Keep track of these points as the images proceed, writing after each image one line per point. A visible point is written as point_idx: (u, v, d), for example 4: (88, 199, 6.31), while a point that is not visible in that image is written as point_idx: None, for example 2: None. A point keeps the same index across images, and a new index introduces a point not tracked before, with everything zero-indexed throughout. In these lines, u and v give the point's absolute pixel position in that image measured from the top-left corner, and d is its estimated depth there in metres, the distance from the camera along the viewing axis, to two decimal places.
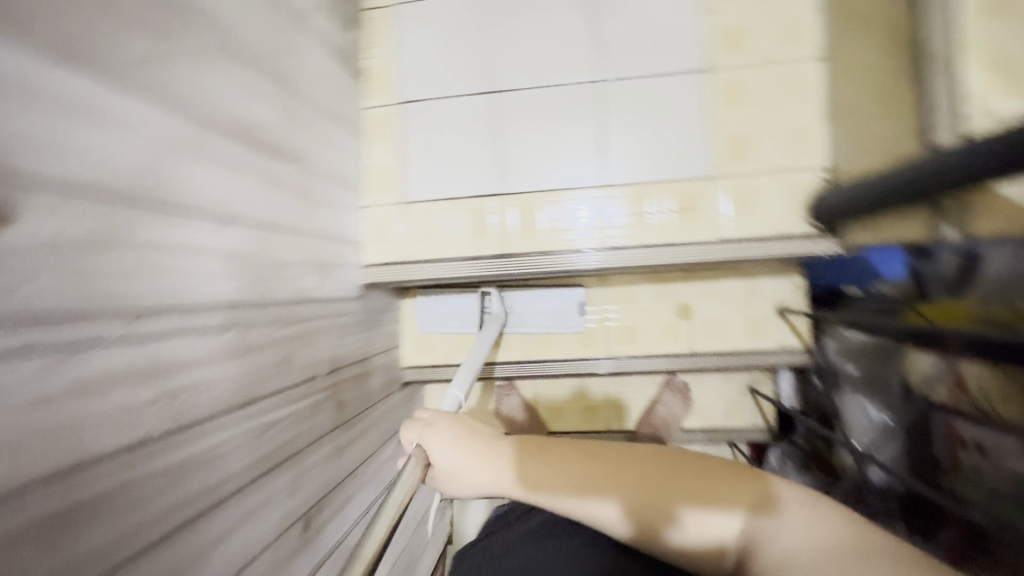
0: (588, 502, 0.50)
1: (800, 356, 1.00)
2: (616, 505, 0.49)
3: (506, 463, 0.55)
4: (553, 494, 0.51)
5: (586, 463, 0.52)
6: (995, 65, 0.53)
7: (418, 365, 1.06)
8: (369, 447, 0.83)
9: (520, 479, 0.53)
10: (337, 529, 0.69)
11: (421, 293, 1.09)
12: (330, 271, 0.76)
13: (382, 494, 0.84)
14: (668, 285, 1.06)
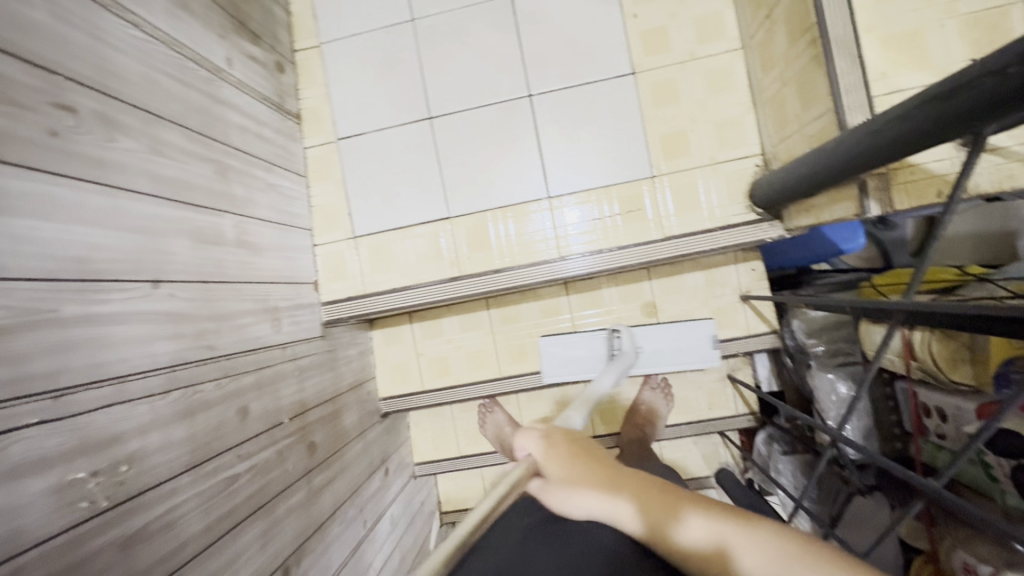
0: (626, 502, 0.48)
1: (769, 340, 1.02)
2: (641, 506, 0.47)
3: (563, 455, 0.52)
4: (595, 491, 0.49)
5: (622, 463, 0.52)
6: (890, 42, 0.57)
7: (398, 393, 1.13)
8: (341, 489, 0.89)
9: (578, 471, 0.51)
10: (318, 574, 0.77)
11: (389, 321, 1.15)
12: (283, 317, 0.79)
13: (360, 529, 0.92)
14: (632, 285, 1.08)
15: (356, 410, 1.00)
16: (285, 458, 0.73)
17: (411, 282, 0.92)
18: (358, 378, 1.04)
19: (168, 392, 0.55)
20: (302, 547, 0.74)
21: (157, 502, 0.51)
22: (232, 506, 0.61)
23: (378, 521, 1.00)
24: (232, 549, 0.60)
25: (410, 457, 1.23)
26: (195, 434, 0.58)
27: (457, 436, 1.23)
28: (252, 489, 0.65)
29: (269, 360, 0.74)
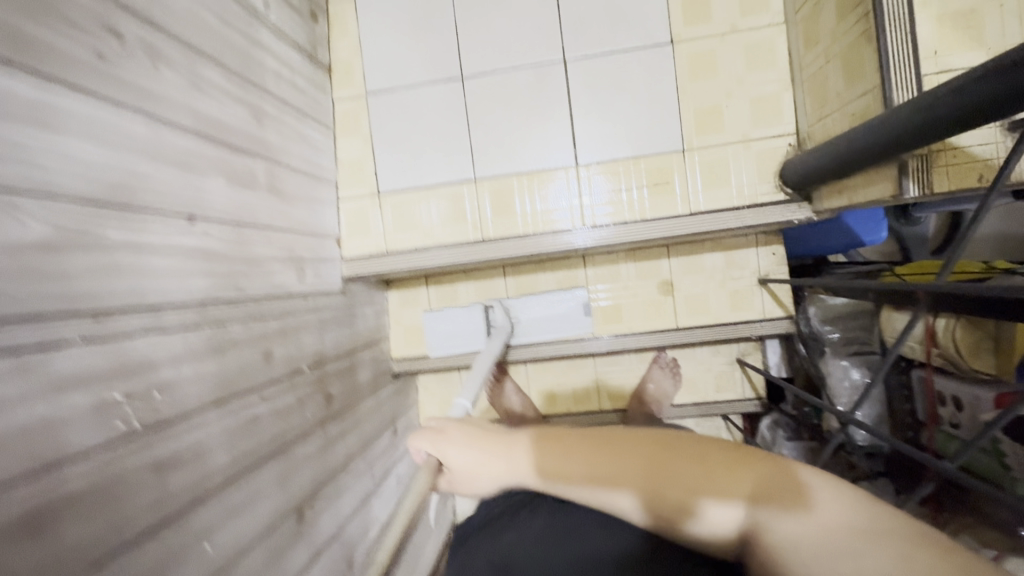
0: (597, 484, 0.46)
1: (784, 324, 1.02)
2: (606, 485, 0.45)
3: (494, 448, 0.52)
4: (559, 477, 0.48)
5: (615, 453, 0.46)
6: (948, 19, 0.55)
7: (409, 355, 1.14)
8: (353, 442, 0.90)
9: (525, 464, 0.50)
10: (329, 520, 0.79)
11: (405, 283, 1.15)
12: (307, 268, 0.80)
13: (369, 483, 0.94)
14: (651, 262, 1.08)
15: (369, 367, 1.01)
16: (302, 406, 0.74)
17: (432, 243, 0.92)
18: (373, 337, 1.05)
19: (198, 327, 0.55)
20: (314, 494, 0.75)
21: (184, 433, 0.52)
22: (252, 448, 0.62)
23: (385, 478, 1.02)
24: (252, 488, 0.61)
25: (417, 421, 1.24)
26: (222, 372, 0.58)
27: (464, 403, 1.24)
28: (271, 431, 0.66)
29: (292, 310, 0.74)
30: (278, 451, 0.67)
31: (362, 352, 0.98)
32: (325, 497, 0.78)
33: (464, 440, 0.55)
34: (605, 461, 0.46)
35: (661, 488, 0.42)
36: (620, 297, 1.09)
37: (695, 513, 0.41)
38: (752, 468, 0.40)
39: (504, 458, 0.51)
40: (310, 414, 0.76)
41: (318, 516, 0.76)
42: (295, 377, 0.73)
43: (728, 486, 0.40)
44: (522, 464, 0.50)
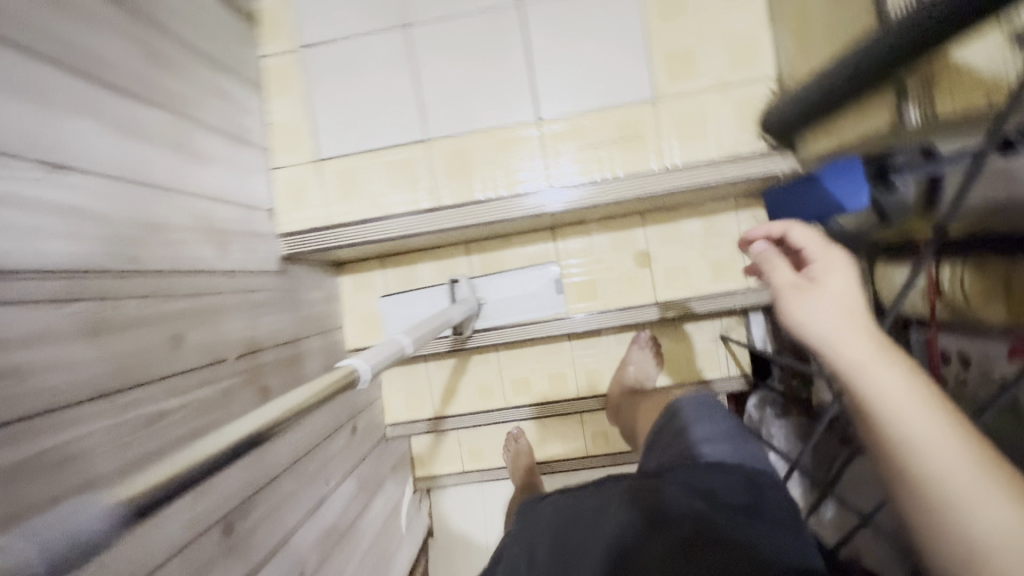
0: (875, 352, 0.38)
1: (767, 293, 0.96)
2: (863, 367, 0.38)
3: (838, 295, 0.42)
4: (808, 314, 0.42)
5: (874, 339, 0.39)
6: None
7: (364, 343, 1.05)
8: (301, 443, 0.80)
9: (837, 295, 0.42)
10: (270, 533, 0.69)
11: (358, 267, 1.07)
12: (231, 245, 0.70)
13: (321, 488, 0.83)
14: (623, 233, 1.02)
15: (321, 357, 0.91)
16: (233, 400, 0.63)
17: (385, 213, 0.83)
18: (324, 324, 0.95)
19: (73, 299, 0.45)
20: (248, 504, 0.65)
21: (48, 428, 0.41)
22: (157, 449, 0.51)
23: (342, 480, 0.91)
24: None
25: (381, 418, 1.14)
26: (113, 352, 0.48)
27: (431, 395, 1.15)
28: (185, 430, 0.55)
29: (218, 289, 0.65)
30: (195, 451, 0.56)
31: (311, 340, 0.88)
32: (259, 507, 0.67)
33: (810, 242, 0.47)
34: (895, 357, 0.38)
35: (937, 445, 0.34)
36: (595, 272, 1.02)
37: (897, 414, 0.35)
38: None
39: (822, 303, 0.42)
40: (243, 409, 0.65)
41: (250, 530, 0.65)
42: (222, 364, 0.63)
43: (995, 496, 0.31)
44: (824, 313, 0.41)
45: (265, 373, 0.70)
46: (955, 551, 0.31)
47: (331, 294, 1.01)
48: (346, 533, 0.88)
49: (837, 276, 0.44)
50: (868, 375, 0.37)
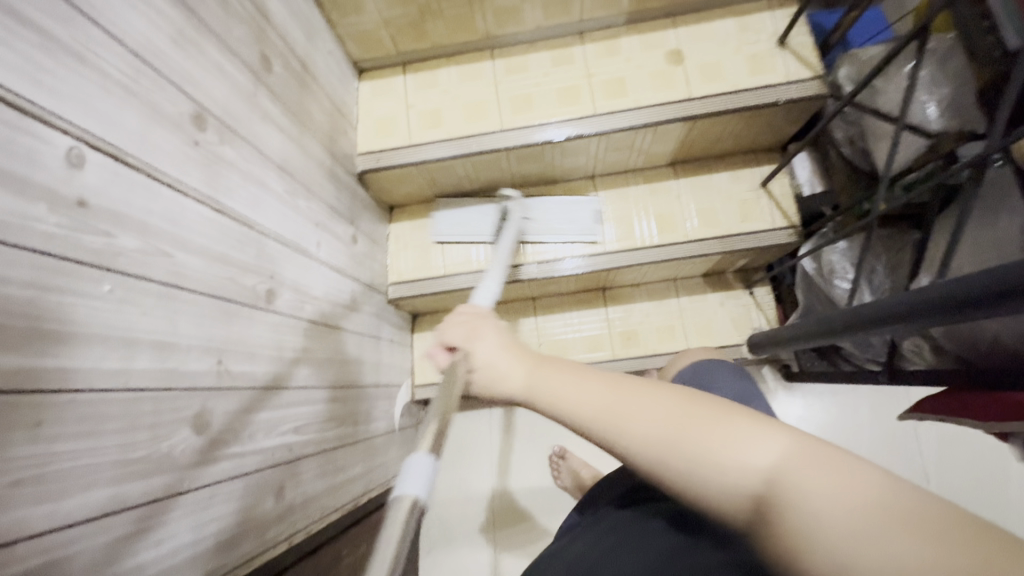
0: (614, 422, 0.36)
1: (831, 248, 1.04)
2: (619, 425, 0.36)
3: (578, 377, 0.41)
4: (575, 404, 0.39)
5: (670, 397, 0.35)
6: None
7: (405, 175, 1.09)
8: (312, 220, 0.84)
9: (597, 397, 0.38)
10: (289, 274, 0.75)
11: (501, 214, 1.23)
12: (282, 86, 0.77)
13: (328, 281, 0.88)
14: (701, 177, 1.19)
15: (337, 177, 0.96)
16: (264, 160, 0.71)
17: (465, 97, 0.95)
18: (345, 152, 1.00)
19: None
20: (263, 234, 0.69)
21: (102, 28, 0.46)
22: (210, 158, 0.59)
23: (353, 312, 0.99)
24: (207, 196, 0.58)
25: (386, 273, 1.19)
26: (170, 29, 0.54)
27: (441, 256, 1.22)
28: (230, 157, 0.63)
29: (253, 44, 0.70)
30: (235, 179, 0.64)
31: (331, 153, 0.94)
32: (295, 277, 0.77)
33: (524, 376, 0.44)
34: (636, 394, 0.36)
35: (674, 434, 0.33)
36: (705, 203, 1.17)
37: (709, 445, 0.31)
38: (748, 416, 0.32)
39: (578, 381, 0.40)
40: (268, 169, 0.71)
41: (289, 293, 0.75)
42: (250, 111, 0.68)
43: (742, 434, 0.30)
44: (595, 391, 0.38)
45: (283, 145, 0.76)
46: (812, 542, 0.25)
47: (390, 133, 1.06)
48: (356, 360, 0.98)
49: (589, 382, 0.39)
50: (621, 428, 0.35)
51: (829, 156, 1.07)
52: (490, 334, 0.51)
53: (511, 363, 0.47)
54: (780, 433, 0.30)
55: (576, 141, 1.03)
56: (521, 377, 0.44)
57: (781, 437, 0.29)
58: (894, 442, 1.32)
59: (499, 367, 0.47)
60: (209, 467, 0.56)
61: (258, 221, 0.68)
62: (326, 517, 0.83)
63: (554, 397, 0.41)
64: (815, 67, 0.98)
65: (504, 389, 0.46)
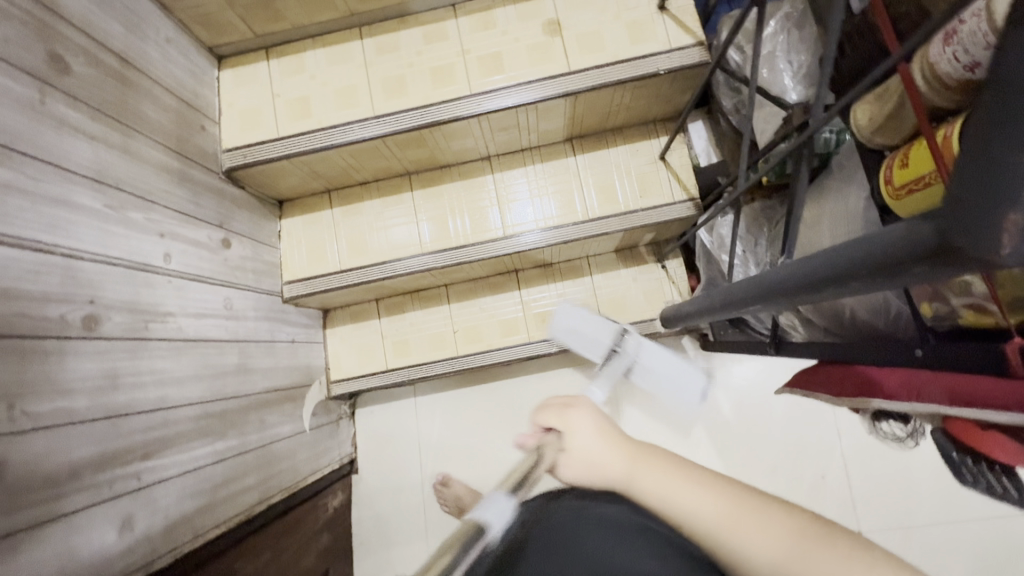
0: (727, 535, 0.44)
1: (719, 220, 1.03)
2: (737, 532, 0.43)
3: (683, 480, 0.48)
4: (691, 509, 0.46)
5: (822, 530, 0.42)
6: None
7: (280, 170, 1.03)
8: (155, 233, 0.78)
9: (711, 506, 0.45)
10: (123, 295, 0.71)
11: (397, 203, 1.18)
12: (91, 89, 0.70)
13: (186, 295, 0.84)
14: (600, 152, 1.15)
15: (194, 180, 0.90)
16: (68, 175, 0.65)
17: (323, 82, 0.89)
18: (204, 150, 0.93)
19: None
20: (74, 257, 0.64)
21: None
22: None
23: (230, 321, 0.95)
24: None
25: (279, 273, 1.14)
26: None
27: (337, 250, 1.17)
28: (5, 178, 0.57)
29: (37, 46, 0.63)
30: (19, 201, 0.58)
31: (181, 153, 0.87)
32: (130, 297, 0.72)
33: (624, 461, 0.52)
34: (746, 519, 0.44)
35: (795, 553, 0.41)
36: (605, 178, 1.14)
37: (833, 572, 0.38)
38: (875, 559, 0.39)
39: (750, 509, 0.44)
40: (75, 185, 0.65)
41: (122, 315, 0.70)
42: (38, 122, 0.62)
43: (868, 570, 0.38)
44: (768, 533, 0.42)
45: (100, 155, 0.70)
46: None
47: (255, 125, 0.99)
48: (237, 369, 0.95)
49: (773, 513, 0.44)
50: (736, 543, 0.43)
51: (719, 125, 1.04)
52: (584, 417, 0.58)
53: (608, 448, 0.54)
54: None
55: (455, 124, 0.98)
56: (621, 461, 0.52)
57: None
58: (808, 402, 1.36)
59: (602, 456, 0.53)
60: (6, 517, 0.53)
61: (62, 243, 0.63)
62: (204, 535, 0.82)
63: (661, 492, 0.48)
64: (695, 33, 0.94)
65: (602, 470, 0.53)
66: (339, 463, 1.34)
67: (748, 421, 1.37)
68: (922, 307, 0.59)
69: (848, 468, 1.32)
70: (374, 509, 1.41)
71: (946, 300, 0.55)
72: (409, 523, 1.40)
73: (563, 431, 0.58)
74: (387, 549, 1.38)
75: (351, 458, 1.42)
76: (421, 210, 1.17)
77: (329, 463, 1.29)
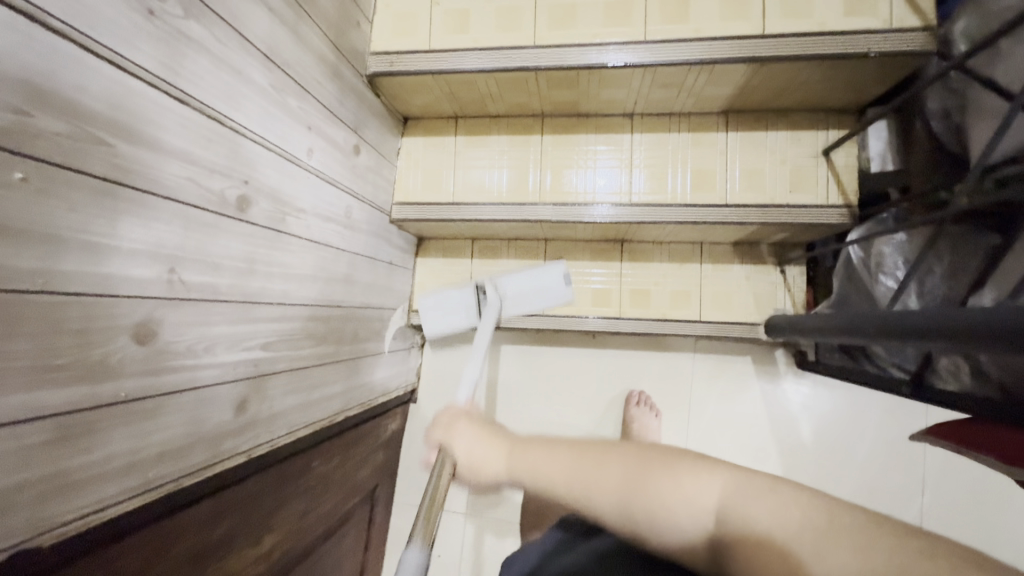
0: (582, 495, 0.46)
1: (878, 240, 0.92)
2: (585, 490, 0.46)
3: (542, 455, 0.51)
4: (546, 476, 0.49)
5: (628, 457, 0.46)
6: None
7: (420, 84, 0.98)
8: (305, 126, 0.76)
9: (562, 464, 0.49)
10: (273, 183, 0.69)
11: (523, 144, 1.11)
12: None
13: (321, 194, 0.82)
14: (755, 134, 1.04)
15: (343, 79, 0.86)
16: (248, 48, 0.62)
17: None
18: (355, 49, 0.89)
19: None
20: (242, 135, 0.62)
21: None
22: (170, 33, 0.50)
23: (347, 230, 0.93)
24: (163, 80, 0.50)
25: (392, 191, 1.11)
26: None
27: (453, 181, 1.12)
28: (197, 35, 0.54)
29: None
30: (205, 62, 0.55)
31: (336, 46, 0.83)
32: (277, 187, 0.70)
33: (501, 455, 0.55)
34: (589, 465, 0.47)
35: (635, 483, 0.44)
36: (756, 163, 1.03)
37: (659, 484, 0.43)
38: (681, 464, 0.44)
39: (591, 464, 0.47)
40: (250, 57, 0.62)
41: (267, 203, 0.68)
42: None
43: (680, 478, 0.43)
44: (610, 470, 0.46)
45: (274, 32, 0.67)
46: None
47: (408, 32, 0.93)
48: (344, 279, 0.94)
49: (606, 468, 0.46)
50: (585, 493, 0.46)
51: (913, 134, 0.92)
52: (464, 428, 0.62)
53: (491, 448, 0.57)
54: (710, 474, 0.42)
55: (618, 72, 0.89)
56: (498, 456, 0.56)
57: (698, 476, 0.42)
58: (898, 450, 1.26)
59: (479, 450, 0.58)
60: (155, 378, 0.53)
61: (233, 116, 0.60)
62: (293, 432, 0.83)
63: (533, 470, 0.51)
64: (927, 14, 0.80)
65: (484, 473, 0.56)
66: (403, 389, 1.36)
67: (825, 452, 1.28)
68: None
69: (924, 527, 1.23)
70: (425, 441, 1.44)
71: None
72: None
73: (446, 442, 0.63)
74: (430, 481, 1.42)
75: (412, 388, 1.44)
76: (547, 156, 1.10)
77: (396, 387, 1.31)
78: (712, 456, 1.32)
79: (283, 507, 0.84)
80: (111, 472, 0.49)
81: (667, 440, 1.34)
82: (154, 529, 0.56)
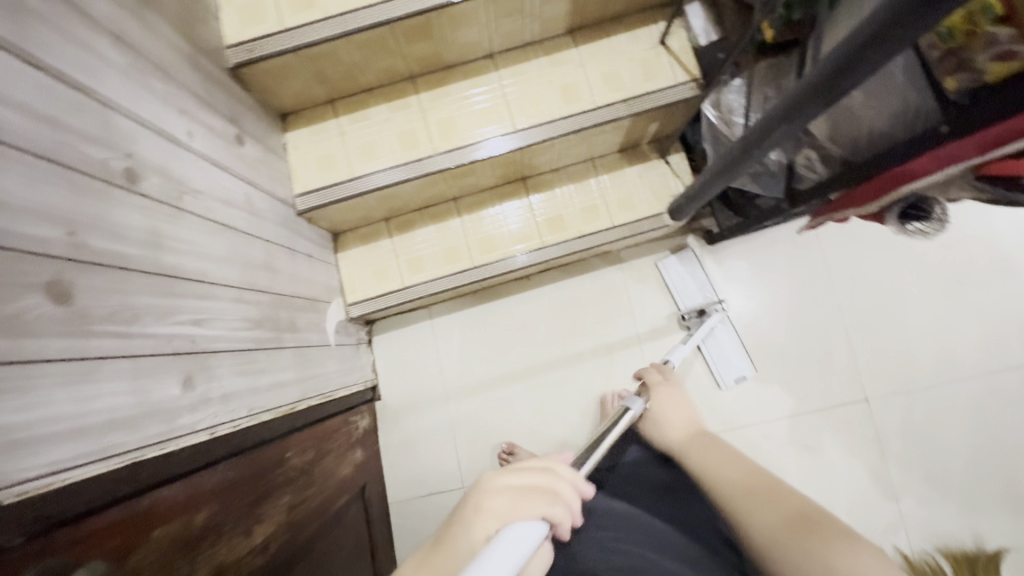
0: (745, 496, 0.66)
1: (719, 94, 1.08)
2: (740, 493, 0.67)
3: (718, 451, 0.79)
4: (721, 474, 0.73)
5: (782, 501, 0.63)
6: None
7: (284, 66, 1.01)
8: (177, 110, 0.76)
9: (735, 477, 0.70)
10: (158, 160, 0.69)
11: (404, 106, 1.17)
12: None
13: (214, 178, 0.82)
14: (600, 42, 1.16)
15: (205, 71, 0.87)
16: (94, 26, 0.62)
17: None
18: (208, 42, 0.90)
19: None
20: (110, 110, 0.62)
21: None
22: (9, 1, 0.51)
23: (254, 218, 0.93)
24: (8, 43, 0.50)
25: (290, 184, 1.12)
26: None
27: (348, 156, 1.15)
28: (34, 5, 0.54)
29: None
30: (50, 34, 0.56)
31: (188, 38, 0.85)
32: (163, 163, 0.70)
33: (681, 436, 0.89)
34: (755, 498, 0.65)
35: (786, 525, 0.59)
36: (609, 65, 1.15)
37: (813, 522, 0.58)
38: (843, 536, 0.55)
39: (762, 502, 0.64)
40: (97, 35, 0.63)
41: (157, 178, 0.68)
42: None
43: (845, 548, 0.54)
44: (768, 513, 0.62)
45: (117, 16, 0.67)
46: None
47: (257, 19, 0.96)
48: (266, 266, 0.94)
49: (737, 469, 0.72)
50: (746, 512, 0.64)
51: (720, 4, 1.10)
52: (671, 389, 0.98)
53: (678, 420, 0.92)
54: (865, 555, 0.53)
55: (464, 7, 0.97)
56: (677, 432, 0.90)
57: (846, 547, 0.54)
58: (812, 287, 1.42)
59: (670, 419, 0.93)
60: (82, 338, 0.51)
61: (95, 89, 0.60)
62: (256, 416, 0.81)
63: (707, 455, 0.79)
64: None
65: (668, 431, 0.92)
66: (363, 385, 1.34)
67: (756, 311, 1.42)
68: (944, 84, 0.62)
69: (852, 344, 1.39)
70: (402, 431, 1.43)
71: (971, 65, 0.59)
72: (439, 439, 1.42)
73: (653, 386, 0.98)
74: (419, 466, 1.41)
75: (372, 385, 1.42)
76: (428, 110, 1.16)
77: (355, 382, 1.29)
78: (666, 349, 1.42)
79: (271, 494, 0.82)
80: (56, 435, 0.47)
81: (623, 348, 1.42)
82: (122, 505, 0.54)
